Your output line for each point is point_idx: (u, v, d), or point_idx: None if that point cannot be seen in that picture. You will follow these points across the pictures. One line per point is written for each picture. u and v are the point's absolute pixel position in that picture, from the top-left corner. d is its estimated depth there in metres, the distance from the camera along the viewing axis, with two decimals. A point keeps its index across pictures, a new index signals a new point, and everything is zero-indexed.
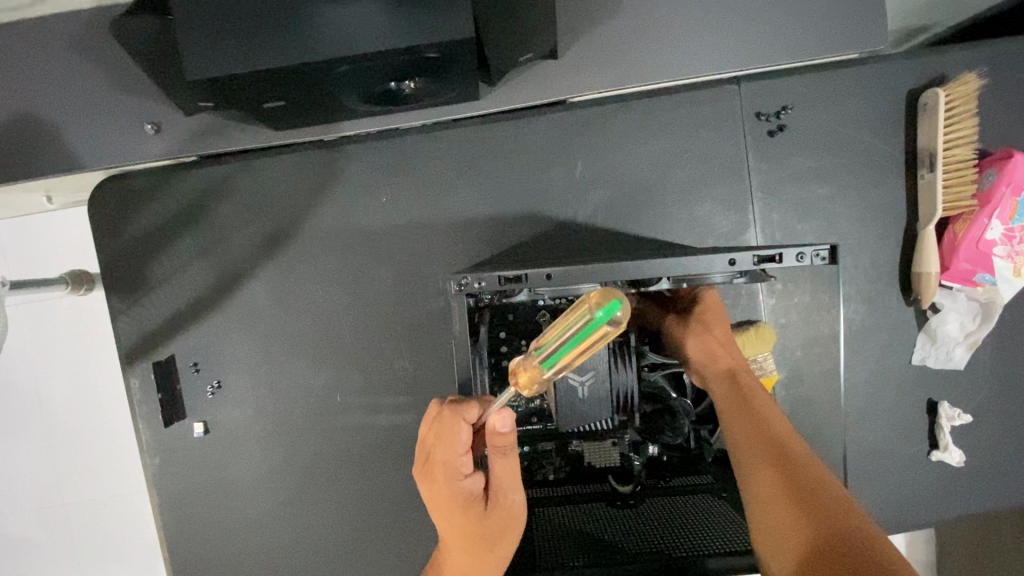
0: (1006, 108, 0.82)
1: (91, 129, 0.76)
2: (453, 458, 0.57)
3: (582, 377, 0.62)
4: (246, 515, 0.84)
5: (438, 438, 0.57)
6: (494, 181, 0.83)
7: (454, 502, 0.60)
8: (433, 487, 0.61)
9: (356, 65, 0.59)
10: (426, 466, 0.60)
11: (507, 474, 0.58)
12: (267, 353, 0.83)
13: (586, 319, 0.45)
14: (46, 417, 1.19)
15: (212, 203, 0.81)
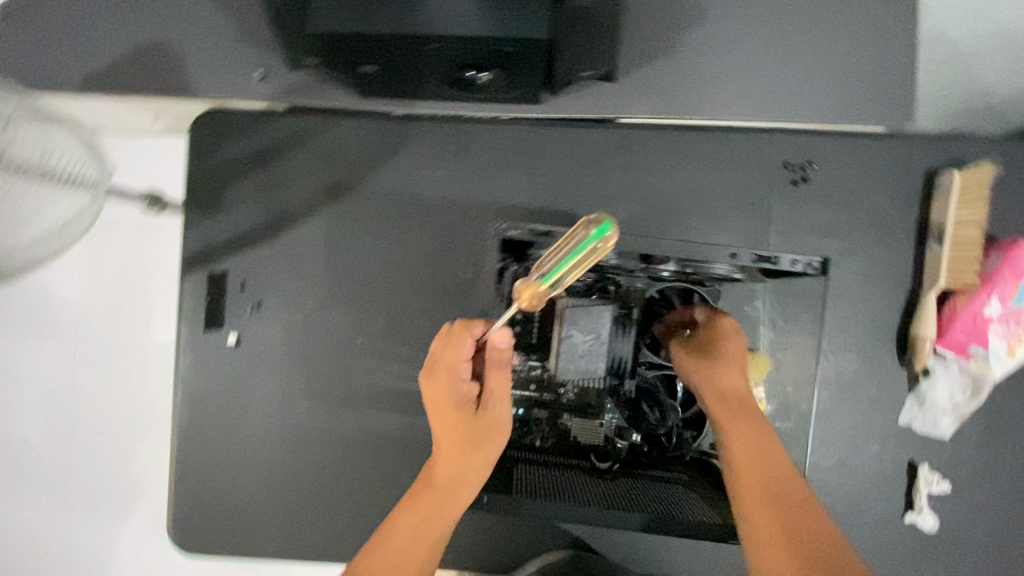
0: (1016, 200, 0.89)
1: (210, 66, 0.89)
2: (458, 359, 0.72)
3: (585, 335, 0.76)
4: (254, 431, 0.92)
5: (448, 343, 0.73)
6: (538, 176, 0.92)
7: (449, 402, 0.72)
8: (433, 390, 0.73)
9: (443, 45, 0.71)
10: (431, 375, 0.73)
11: (499, 386, 0.71)
12: (306, 287, 0.92)
13: (582, 239, 0.64)
14: (72, 340, 1.29)
15: (293, 148, 0.93)
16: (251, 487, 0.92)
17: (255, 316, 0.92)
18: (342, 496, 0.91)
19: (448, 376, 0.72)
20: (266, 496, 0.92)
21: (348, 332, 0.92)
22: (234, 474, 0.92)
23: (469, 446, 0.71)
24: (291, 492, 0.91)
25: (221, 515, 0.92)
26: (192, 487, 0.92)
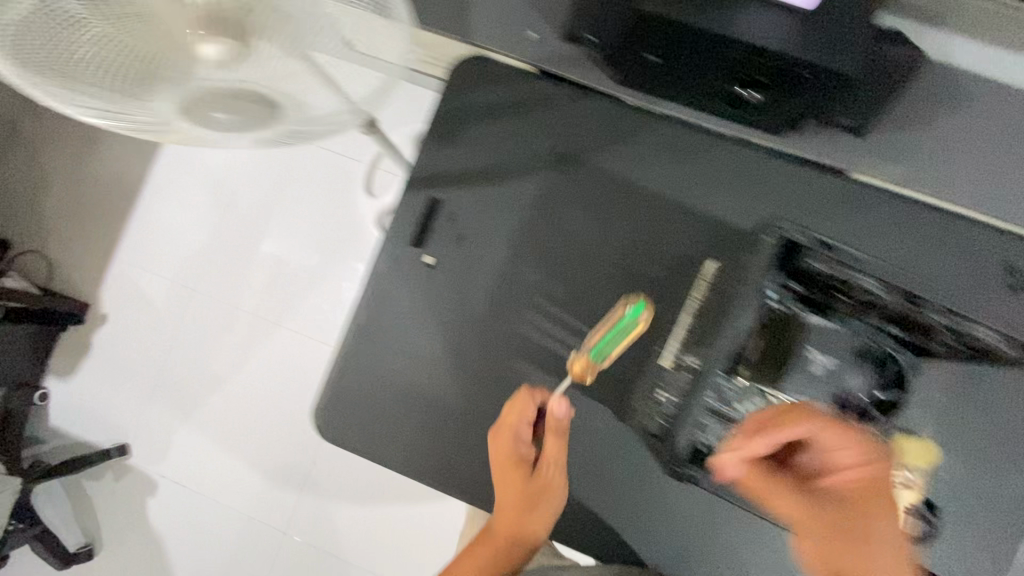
0: None
1: (492, 13, 0.95)
2: (519, 425, 0.91)
3: (820, 357, 0.93)
4: (420, 348, 0.98)
5: (513, 406, 0.92)
6: (754, 202, 0.95)
7: (511, 460, 0.91)
8: (497, 449, 0.92)
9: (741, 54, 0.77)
10: (502, 426, 0.92)
11: (553, 450, 0.92)
12: (507, 235, 0.98)
13: (619, 317, 0.94)
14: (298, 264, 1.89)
15: (535, 111, 0.99)
16: (401, 398, 0.98)
17: (454, 248, 0.98)
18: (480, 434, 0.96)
19: (510, 440, 0.91)
20: (411, 410, 0.98)
21: (531, 289, 0.97)
22: (389, 381, 0.99)
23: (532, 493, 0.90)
24: (435, 415, 0.97)
25: (366, 413, 0.99)
26: (348, 380, 0.99)
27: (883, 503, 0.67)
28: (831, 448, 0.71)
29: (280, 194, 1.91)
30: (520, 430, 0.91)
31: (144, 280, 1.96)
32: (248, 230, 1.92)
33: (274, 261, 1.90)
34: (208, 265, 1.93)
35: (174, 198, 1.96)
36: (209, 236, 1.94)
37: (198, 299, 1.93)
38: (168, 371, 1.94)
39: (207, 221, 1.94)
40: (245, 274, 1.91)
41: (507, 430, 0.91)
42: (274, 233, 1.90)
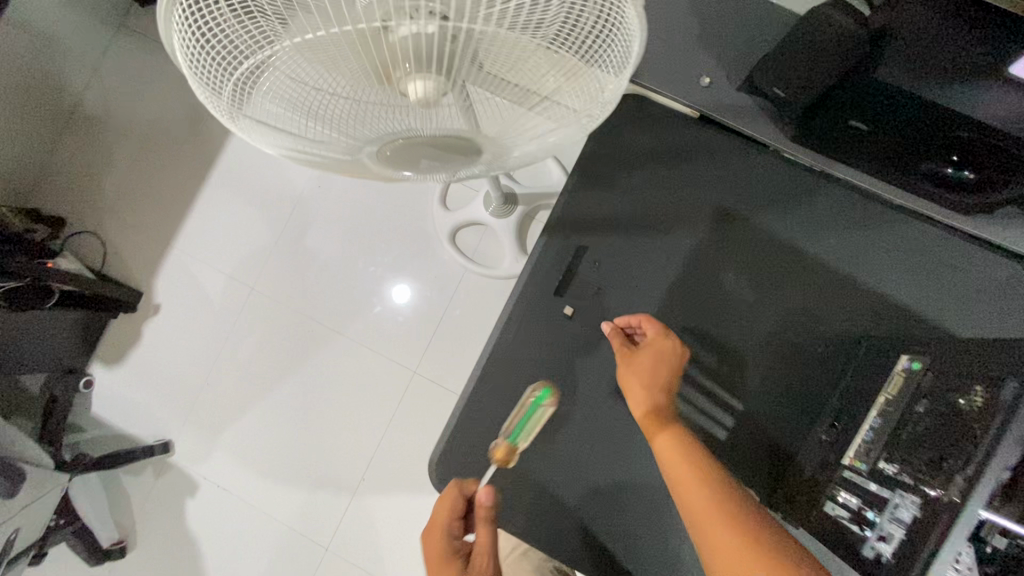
0: None
1: (663, 58, 0.90)
2: (445, 523, 0.78)
3: None
4: (548, 405, 0.91)
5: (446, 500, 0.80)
6: (939, 285, 0.85)
7: (442, 564, 0.76)
8: (428, 547, 0.78)
9: (970, 133, 0.73)
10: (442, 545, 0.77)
11: (481, 548, 0.74)
12: (655, 293, 0.91)
13: (526, 404, 0.90)
14: (371, 270, 1.66)
15: (695, 160, 0.92)
16: (525, 457, 0.92)
17: (595, 299, 0.92)
18: (605, 505, 0.90)
19: (441, 533, 0.78)
20: (534, 470, 0.91)
21: (675, 354, 0.90)
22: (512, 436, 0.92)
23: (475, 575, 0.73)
24: (558, 478, 0.91)
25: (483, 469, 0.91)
26: (468, 430, 0.92)
27: (645, 359, 0.80)
28: (659, 359, 0.79)
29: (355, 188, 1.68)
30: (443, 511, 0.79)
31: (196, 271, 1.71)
32: (320, 223, 1.68)
33: (343, 262, 1.67)
34: (269, 258, 1.69)
35: (235, 181, 1.71)
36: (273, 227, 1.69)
37: (254, 297, 1.69)
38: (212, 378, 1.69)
39: (270, 209, 1.70)
40: (311, 273, 1.68)
41: (448, 514, 0.79)
42: (348, 231, 1.67)
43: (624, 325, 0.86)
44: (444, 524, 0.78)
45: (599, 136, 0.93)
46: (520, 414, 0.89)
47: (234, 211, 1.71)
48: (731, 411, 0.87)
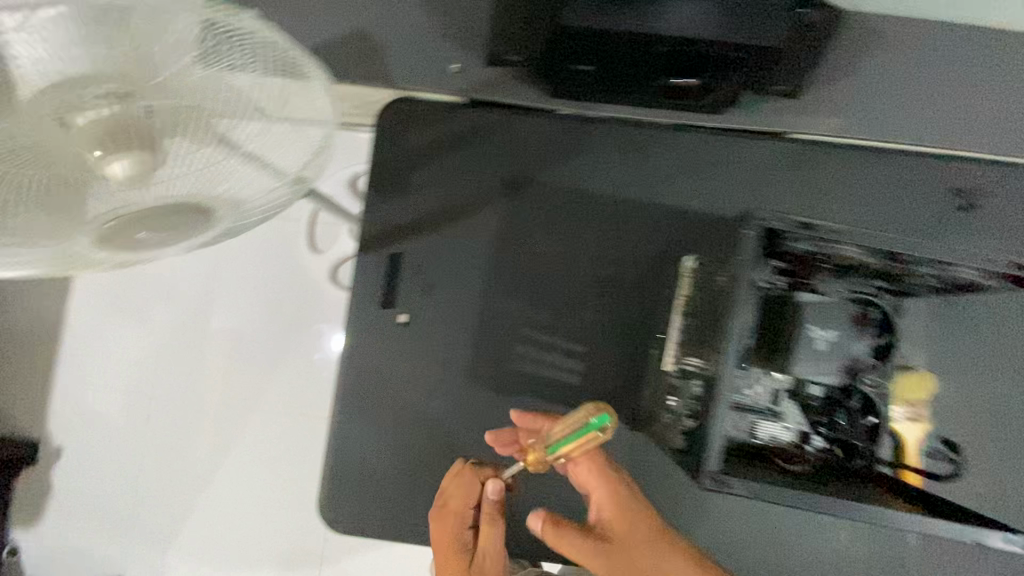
0: None
1: (411, 60, 0.93)
2: (461, 507, 0.79)
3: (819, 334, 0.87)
4: (415, 411, 0.94)
5: (460, 486, 0.80)
6: (710, 184, 0.95)
7: (454, 550, 0.77)
8: (438, 531, 0.78)
9: (676, 48, 0.76)
10: (441, 527, 0.78)
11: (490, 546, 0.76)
12: (477, 275, 0.95)
13: (584, 422, 0.70)
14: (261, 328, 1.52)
15: (475, 142, 0.97)
16: (410, 468, 0.93)
17: (428, 296, 0.94)
18: (500, 483, 0.92)
19: (454, 519, 0.78)
20: (422, 475, 0.93)
21: (515, 320, 0.95)
22: (397, 450, 0.94)
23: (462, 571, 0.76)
24: (449, 473, 0.93)
25: (377, 491, 0.93)
26: (353, 460, 0.93)
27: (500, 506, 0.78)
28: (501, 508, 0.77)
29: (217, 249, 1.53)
30: (450, 493, 0.80)
31: (83, 399, 1.51)
32: (198, 298, 1.53)
33: (243, 332, 1.52)
34: (159, 353, 1.52)
35: (128, 304, 1.54)
36: (153, 321, 1.53)
37: (155, 401, 1.50)
38: (137, 493, 1.49)
39: (139, 307, 1.53)
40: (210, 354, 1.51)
41: (462, 503, 0.79)
42: (232, 299, 1.54)
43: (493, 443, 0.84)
44: (451, 511, 0.79)
45: (381, 146, 0.96)
46: (573, 425, 0.71)
47: (134, 335, 1.53)
48: (574, 356, 0.94)
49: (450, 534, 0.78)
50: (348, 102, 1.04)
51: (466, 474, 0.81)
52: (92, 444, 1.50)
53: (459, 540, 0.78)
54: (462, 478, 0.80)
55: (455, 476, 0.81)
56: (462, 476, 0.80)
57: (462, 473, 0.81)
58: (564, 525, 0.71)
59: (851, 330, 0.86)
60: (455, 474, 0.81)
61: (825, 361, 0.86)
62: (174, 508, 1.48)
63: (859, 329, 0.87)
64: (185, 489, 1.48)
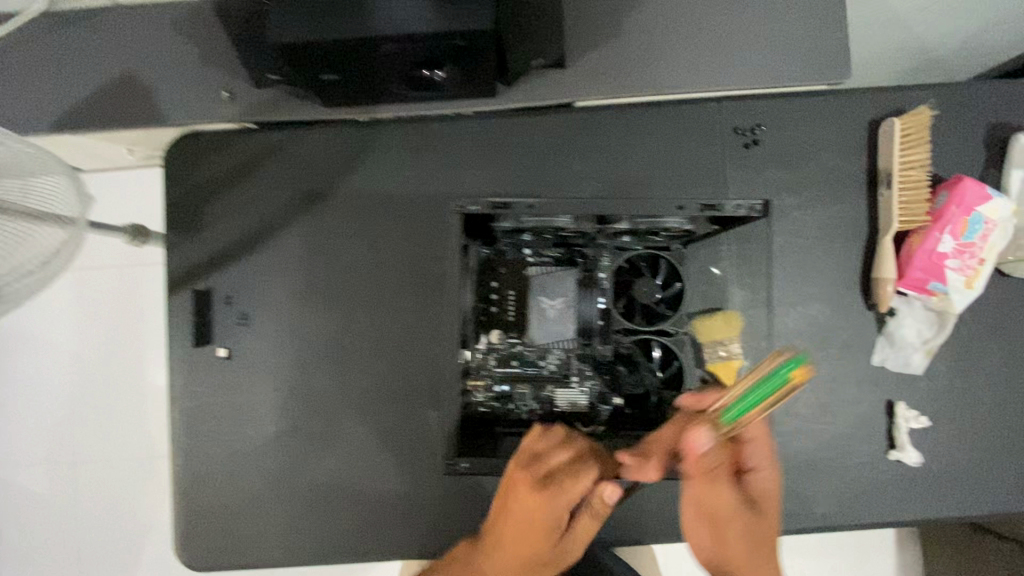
0: (950, 146, 0.94)
1: (182, 94, 0.92)
2: (577, 488, 0.68)
3: (553, 301, 0.84)
4: (252, 439, 0.94)
5: (555, 495, 0.67)
6: (504, 165, 0.96)
7: (530, 520, 0.68)
8: (507, 506, 0.70)
9: (400, 46, 0.74)
10: (524, 522, 0.68)
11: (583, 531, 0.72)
12: (292, 295, 0.95)
13: (771, 370, 0.57)
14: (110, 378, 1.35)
15: (261, 165, 0.96)
16: (258, 496, 0.93)
17: (244, 326, 0.94)
18: (347, 496, 0.92)
19: (542, 498, 0.67)
20: (270, 502, 0.93)
21: (336, 332, 0.94)
22: (239, 481, 0.94)
23: (505, 552, 0.71)
24: (296, 497, 0.93)
25: (229, 525, 0.93)
26: (198, 498, 0.94)
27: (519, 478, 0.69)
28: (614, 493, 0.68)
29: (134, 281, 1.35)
30: (529, 490, 0.68)
31: (31, 450, 1.35)
32: (147, 340, 1.34)
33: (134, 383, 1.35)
34: (117, 410, 1.34)
35: None
36: (52, 376, 1.36)
37: (114, 461, 1.34)
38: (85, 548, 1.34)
39: (85, 362, 1.35)
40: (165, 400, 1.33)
41: (550, 511, 0.67)
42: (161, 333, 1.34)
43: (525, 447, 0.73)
44: (547, 507, 0.67)
45: (172, 187, 0.96)
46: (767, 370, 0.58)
47: (73, 397, 1.36)
48: (399, 358, 0.93)
49: (523, 518, 0.68)
50: (145, 145, 1.04)
51: (550, 466, 0.70)
52: (55, 518, 1.34)
53: (552, 530, 0.69)
54: (575, 487, 0.68)
55: (557, 484, 0.68)
56: (577, 485, 0.68)
57: (571, 478, 0.68)
58: (714, 475, 0.65)
59: (581, 293, 0.84)
60: (552, 487, 0.67)
61: (566, 329, 0.83)
62: (106, 560, 1.33)
63: (587, 290, 0.84)
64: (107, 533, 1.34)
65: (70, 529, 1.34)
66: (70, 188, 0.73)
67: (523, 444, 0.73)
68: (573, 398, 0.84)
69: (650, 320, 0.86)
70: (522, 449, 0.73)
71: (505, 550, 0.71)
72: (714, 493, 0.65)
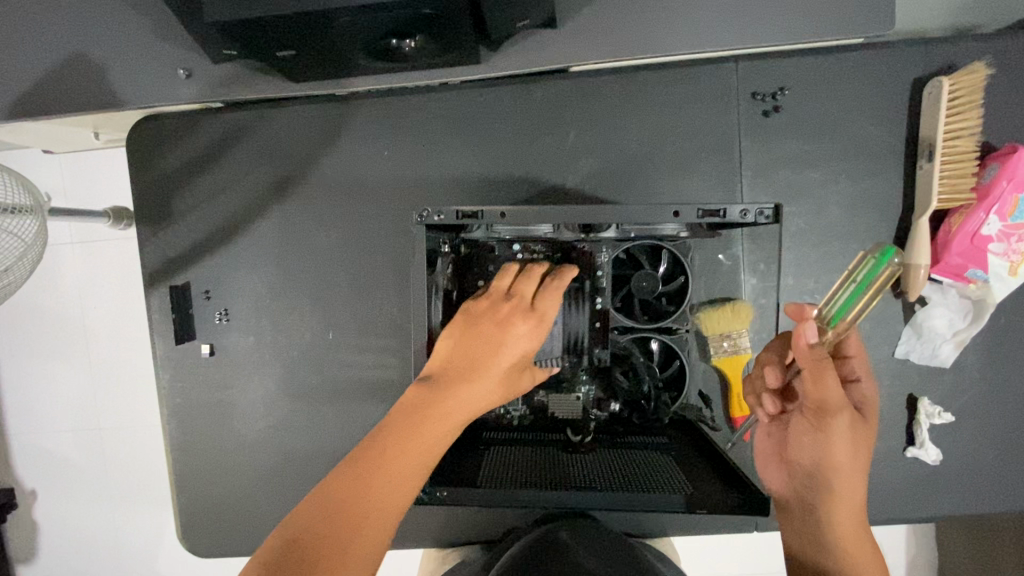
0: (1002, 108, 0.82)
1: (133, 72, 0.82)
2: (546, 311, 0.63)
3: None
4: (240, 437, 0.91)
5: (529, 336, 0.62)
6: (491, 141, 0.87)
7: (498, 363, 0.61)
8: (476, 322, 0.62)
9: (358, 15, 0.63)
10: (496, 327, 0.62)
11: (548, 307, 0.63)
12: (271, 288, 0.90)
13: (867, 264, 0.57)
14: (87, 359, 1.20)
15: (230, 150, 0.90)
16: (248, 494, 0.91)
17: (225, 322, 0.91)
18: None
19: (516, 316, 0.62)
20: (259, 499, 0.91)
21: (319, 327, 0.90)
22: (228, 478, 0.92)
23: (454, 370, 0.60)
24: (284, 496, 0.90)
25: (222, 522, 0.92)
26: (189, 494, 0.92)
27: (487, 368, 0.61)
28: (791, 447, 0.63)
29: (78, 252, 1.18)
30: (514, 312, 0.63)
31: (15, 452, 1.23)
32: (106, 312, 1.19)
33: (106, 368, 1.20)
34: (86, 393, 1.20)
35: None
36: (15, 357, 1.21)
37: (105, 444, 1.21)
38: (103, 538, 1.23)
39: (43, 350, 1.20)
40: (137, 370, 1.19)
41: (517, 340, 0.62)
42: (120, 298, 1.18)
43: (495, 301, 0.64)
44: (519, 324, 0.62)
45: (140, 175, 0.92)
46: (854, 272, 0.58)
47: (40, 388, 1.21)
48: (385, 354, 0.88)
49: (506, 353, 0.61)
50: (110, 128, 0.97)
51: (528, 295, 0.64)
52: (57, 515, 1.23)
53: (506, 361, 0.61)
54: (546, 322, 0.63)
55: (534, 320, 0.62)
56: (548, 324, 0.63)
57: (553, 294, 0.64)
58: (822, 372, 0.57)
59: (569, 306, 0.72)
60: (536, 317, 0.62)
61: (553, 346, 0.73)
62: (107, 554, 1.23)
63: (578, 300, 0.72)
64: (118, 518, 1.22)
65: (82, 523, 1.23)
66: (12, 184, 0.74)
67: (497, 274, 0.66)
68: (572, 409, 0.75)
69: (648, 316, 0.78)
70: (490, 293, 0.65)
71: (454, 383, 0.59)
72: (827, 385, 0.57)
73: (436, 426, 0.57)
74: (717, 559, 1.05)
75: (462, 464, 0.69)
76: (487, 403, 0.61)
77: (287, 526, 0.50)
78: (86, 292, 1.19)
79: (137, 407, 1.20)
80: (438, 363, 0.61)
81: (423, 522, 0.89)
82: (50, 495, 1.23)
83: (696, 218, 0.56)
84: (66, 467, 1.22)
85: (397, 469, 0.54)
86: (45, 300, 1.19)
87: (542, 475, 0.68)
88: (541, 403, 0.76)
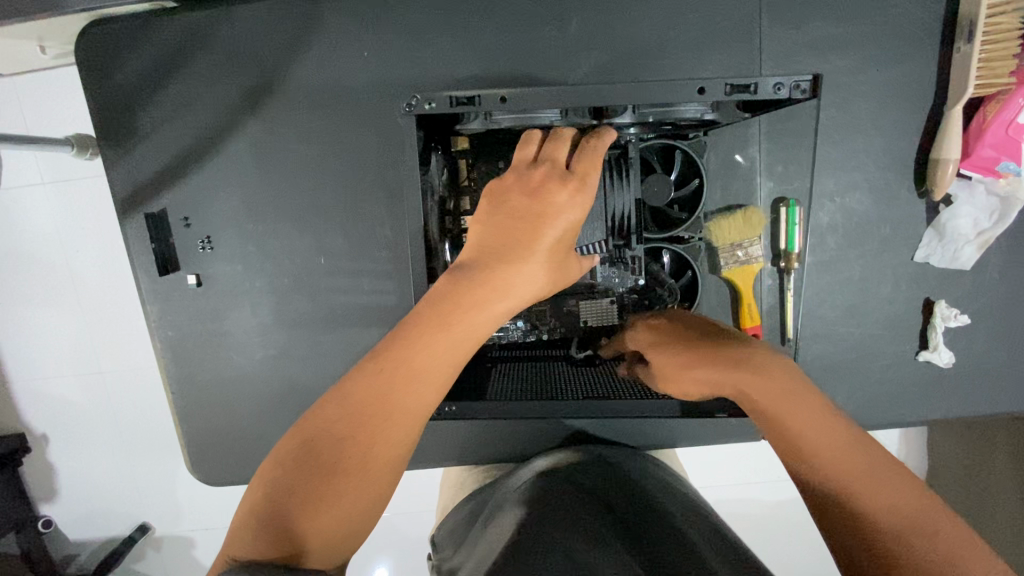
0: None
1: None
2: (586, 172, 0.59)
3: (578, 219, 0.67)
4: (240, 368, 0.89)
5: (570, 203, 0.57)
6: (483, 35, 0.78)
7: (542, 234, 0.57)
8: (508, 198, 0.59)
9: None
10: (531, 200, 0.58)
11: (590, 168, 0.59)
12: (254, 211, 0.84)
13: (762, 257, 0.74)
14: (74, 300, 1.15)
15: (191, 57, 0.81)
16: (253, 424, 0.90)
17: (209, 250, 0.86)
18: None
19: (554, 183, 0.58)
20: (265, 428, 0.90)
21: (309, 250, 0.85)
22: (234, 410, 0.90)
23: (486, 253, 0.57)
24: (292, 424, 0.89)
25: (230, 454, 0.91)
26: (194, 428, 0.91)
27: (527, 244, 0.56)
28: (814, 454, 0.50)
29: (51, 192, 1.11)
30: (549, 180, 0.59)
31: (14, 396, 1.21)
32: (88, 251, 1.13)
33: (94, 307, 1.15)
34: (80, 336, 1.17)
35: None
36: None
37: (107, 384, 1.19)
38: (116, 475, 1.24)
39: (25, 292, 1.15)
40: (128, 308, 1.16)
41: (559, 209, 0.57)
42: (100, 234, 1.12)
43: (525, 171, 0.60)
44: (559, 193, 0.58)
45: (95, 90, 0.83)
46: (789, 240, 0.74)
47: (32, 332, 1.17)
48: (382, 276, 0.84)
49: (551, 224, 0.57)
50: (57, 40, 0.86)
51: (561, 160, 0.60)
52: (66, 455, 1.23)
53: (549, 235, 0.57)
54: (586, 188, 0.59)
55: (575, 183, 0.58)
56: (591, 189, 0.59)
57: (591, 155, 0.59)
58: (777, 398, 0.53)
59: (613, 176, 0.66)
60: (577, 181, 0.58)
61: (594, 231, 0.68)
62: (122, 491, 1.25)
63: (617, 173, 0.67)
64: (128, 455, 1.23)
65: (94, 463, 1.23)
66: None
67: (520, 144, 0.62)
68: (603, 314, 0.74)
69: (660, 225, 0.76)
70: (518, 165, 0.61)
71: (486, 269, 0.56)
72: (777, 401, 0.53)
73: (469, 315, 0.54)
74: (721, 468, 1.07)
75: (469, 383, 0.69)
76: (534, 288, 0.57)
77: (307, 425, 0.49)
78: (62, 232, 1.12)
79: (132, 345, 1.17)
80: (469, 250, 0.58)
81: (434, 443, 0.88)
82: (56, 435, 1.22)
83: (724, 93, 0.52)
84: (68, 407, 1.21)
85: (429, 362, 0.52)
86: (18, 241, 1.13)
87: (548, 387, 0.68)
88: (571, 312, 0.74)
